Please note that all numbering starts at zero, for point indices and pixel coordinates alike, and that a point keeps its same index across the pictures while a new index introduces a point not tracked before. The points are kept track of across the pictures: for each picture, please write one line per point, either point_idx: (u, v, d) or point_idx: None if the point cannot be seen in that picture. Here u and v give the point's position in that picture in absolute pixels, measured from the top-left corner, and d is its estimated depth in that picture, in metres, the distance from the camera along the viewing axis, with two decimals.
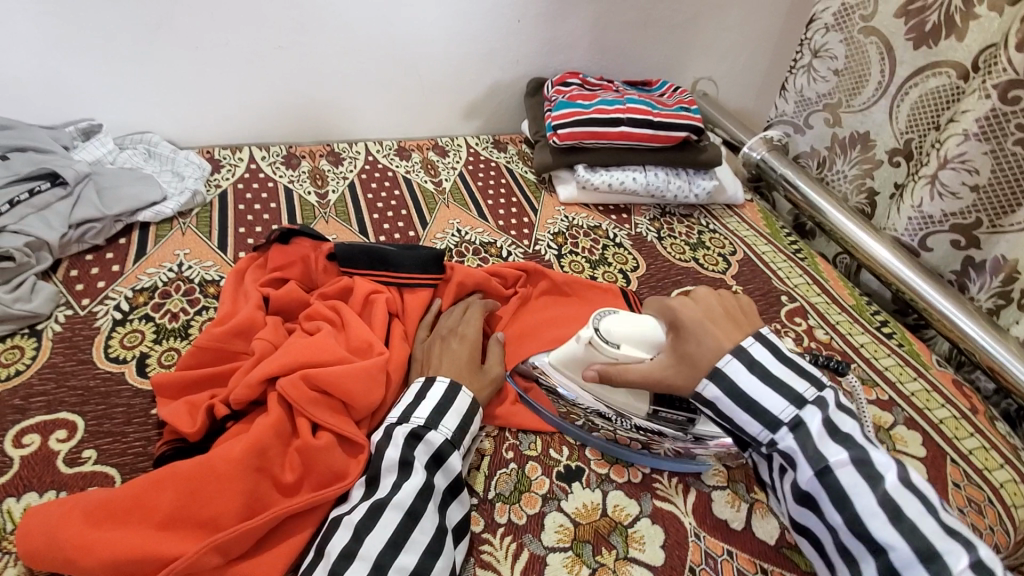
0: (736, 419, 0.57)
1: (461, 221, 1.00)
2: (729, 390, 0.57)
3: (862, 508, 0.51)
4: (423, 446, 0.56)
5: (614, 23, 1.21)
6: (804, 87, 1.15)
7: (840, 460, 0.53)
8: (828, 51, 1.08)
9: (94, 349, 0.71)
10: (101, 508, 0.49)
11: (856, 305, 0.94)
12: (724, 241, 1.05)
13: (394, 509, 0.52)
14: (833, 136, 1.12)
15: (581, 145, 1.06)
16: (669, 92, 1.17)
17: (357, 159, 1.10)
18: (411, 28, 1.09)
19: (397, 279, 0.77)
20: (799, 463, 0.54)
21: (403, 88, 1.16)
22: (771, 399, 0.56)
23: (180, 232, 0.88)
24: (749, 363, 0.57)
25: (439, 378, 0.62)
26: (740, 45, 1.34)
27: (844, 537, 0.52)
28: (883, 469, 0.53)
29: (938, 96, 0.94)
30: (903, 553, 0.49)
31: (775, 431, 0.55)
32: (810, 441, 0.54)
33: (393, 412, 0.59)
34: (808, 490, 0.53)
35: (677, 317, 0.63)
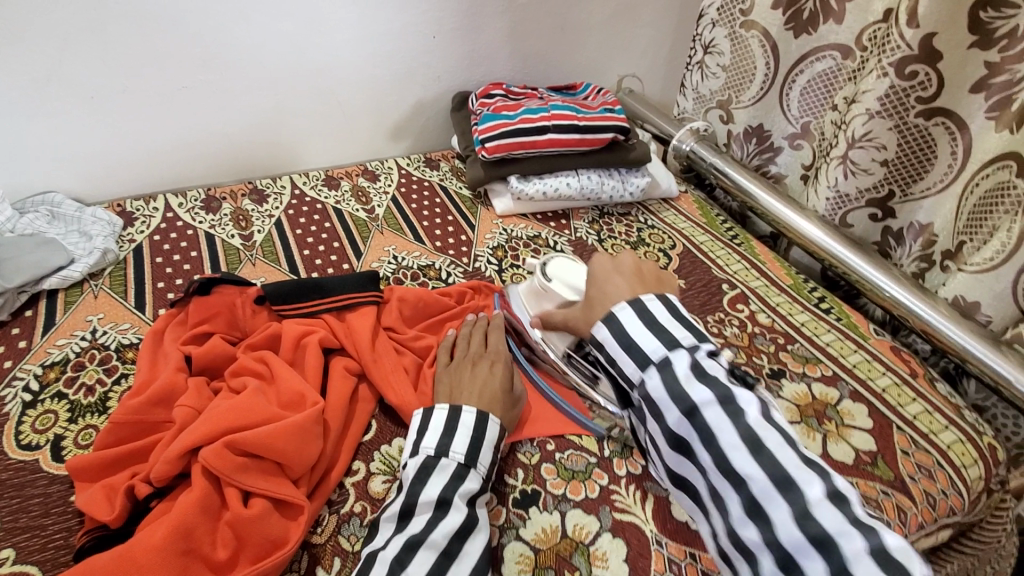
0: (617, 360, 0.61)
1: (397, 247, 0.97)
2: (614, 330, 0.61)
3: (726, 444, 0.51)
4: (463, 488, 0.56)
5: (530, 30, 1.20)
6: (699, 84, 1.23)
7: (705, 399, 0.54)
8: (717, 48, 1.15)
9: (3, 437, 0.65)
10: None
11: (793, 283, 0.97)
12: (663, 235, 1.06)
13: (432, 546, 0.51)
14: (728, 132, 1.21)
15: (511, 156, 1.04)
16: (593, 94, 1.17)
17: (282, 195, 1.06)
18: (326, 55, 1.06)
19: (336, 305, 0.75)
20: (667, 403, 0.56)
21: (325, 117, 1.13)
22: (648, 340, 0.59)
23: (93, 295, 0.83)
24: (639, 310, 0.61)
25: (467, 409, 0.61)
26: (657, 40, 1.36)
27: (712, 478, 0.52)
28: (749, 408, 0.53)
29: (827, 78, 1.00)
30: (762, 484, 0.49)
31: (645, 370, 0.58)
32: (676, 382, 0.56)
33: (427, 442, 0.59)
34: (682, 434, 0.55)
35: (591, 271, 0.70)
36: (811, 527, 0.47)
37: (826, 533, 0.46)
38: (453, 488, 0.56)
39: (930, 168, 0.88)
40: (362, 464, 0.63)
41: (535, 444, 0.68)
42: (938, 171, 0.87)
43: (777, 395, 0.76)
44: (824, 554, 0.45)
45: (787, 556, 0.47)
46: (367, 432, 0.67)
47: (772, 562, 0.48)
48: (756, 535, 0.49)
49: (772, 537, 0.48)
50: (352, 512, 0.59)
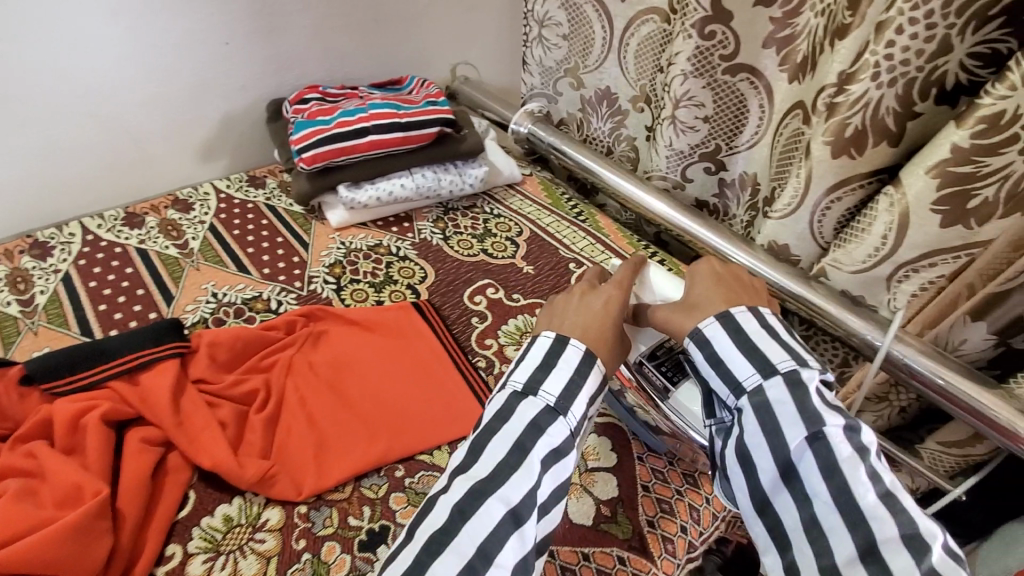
0: (730, 365, 0.54)
1: (217, 282, 0.87)
2: (736, 337, 0.54)
3: (849, 479, 0.46)
4: (546, 432, 0.51)
5: (340, 24, 1.11)
6: (543, 58, 1.17)
7: (835, 426, 0.49)
8: (552, 19, 1.11)
9: None
10: None
11: (635, 252, 1.00)
12: (509, 223, 1.04)
13: (499, 503, 0.47)
14: (580, 98, 1.16)
15: (333, 165, 0.97)
16: (416, 87, 1.11)
17: (71, 244, 0.91)
18: (94, 75, 0.91)
19: (125, 367, 0.65)
20: (792, 419, 0.49)
21: (114, 149, 0.99)
22: (773, 348, 0.53)
23: None
24: (764, 324, 0.55)
25: (574, 344, 0.56)
26: (489, 21, 1.31)
27: (817, 510, 0.48)
28: (869, 444, 0.49)
29: (652, 42, 0.99)
30: (887, 529, 0.45)
31: (768, 378, 0.51)
32: (806, 399, 0.50)
33: (517, 377, 0.55)
34: (794, 455, 0.49)
35: (696, 270, 0.63)
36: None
37: None
38: (530, 437, 0.51)
39: (744, 121, 0.94)
40: (177, 546, 0.56)
41: (381, 474, 0.64)
42: (751, 122, 0.93)
43: None
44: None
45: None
46: (184, 506, 0.59)
47: None
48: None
49: None
50: None
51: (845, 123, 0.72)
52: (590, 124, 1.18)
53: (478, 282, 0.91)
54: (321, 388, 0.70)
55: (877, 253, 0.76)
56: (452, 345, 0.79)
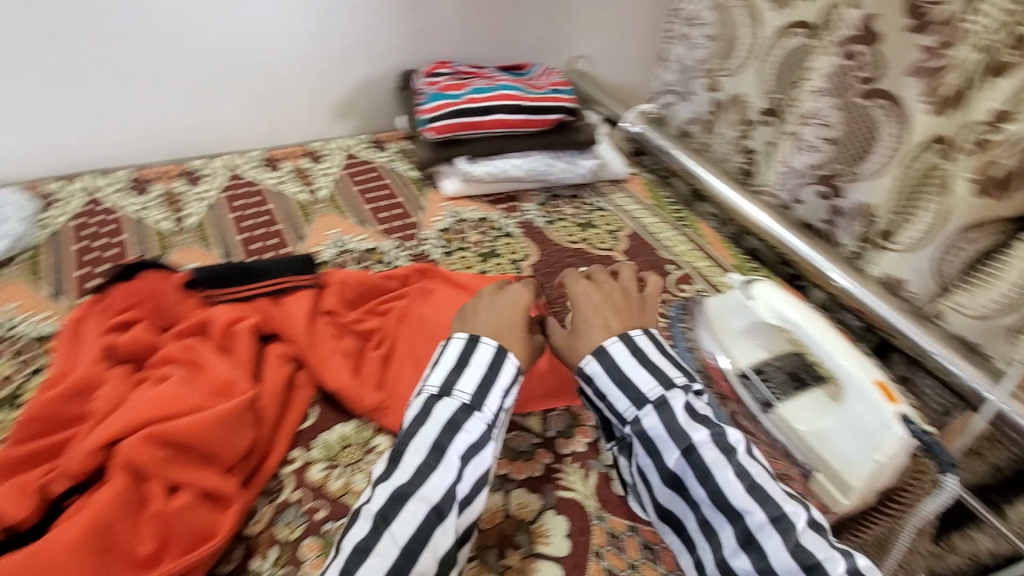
0: (609, 395, 0.59)
1: (340, 231, 0.94)
2: (609, 366, 0.60)
3: (721, 481, 0.52)
4: (462, 436, 0.54)
5: (480, 6, 1.17)
6: (683, 55, 1.20)
7: (703, 439, 0.54)
8: (699, 19, 1.15)
9: None
10: None
11: (736, 264, 1.00)
12: (612, 218, 1.06)
13: (418, 501, 0.50)
14: (712, 101, 1.17)
15: (457, 137, 1.02)
16: (541, 74, 1.16)
17: (218, 176, 1.01)
18: (268, 28, 1.01)
19: (271, 289, 0.73)
20: (664, 443, 0.55)
21: (268, 97, 1.08)
22: (642, 376, 0.59)
23: (7, 283, 0.77)
24: (633, 347, 0.61)
25: (485, 342, 0.60)
26: (613, 18, 1.35)
27: (705, 510, 0.53)
28: (735, 444, 0.55)
29: (796, 56, 0.99)
30: (756, 517, 0.51)
31: (641, 408, 0.57)
32: (674, 422, 0.56)
33: (432, 381, 0.58)
34: (676, 472, 0.55)
35: (574, 292, 0.68)
36: (805, 557, 0.48)
37: (818, 560, 0.48)
38: (448, 435, 0.54)
39: (872, 149, 0.89)
40: (300, 452, 0.61)
41: None
42: (881, 149, 0.88)
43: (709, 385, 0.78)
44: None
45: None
46: (305, 420, 0.64)
47: None
48: (748, 564, 0.50)
49: (764, 565, 0.49)
50: (289, 500, 0.57)
51: (993, 161, 0.74)
52: (715, 129, 1.19)
53: (578, 268, 0.93)
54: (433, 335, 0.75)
55: (1010, 296, 0.74)
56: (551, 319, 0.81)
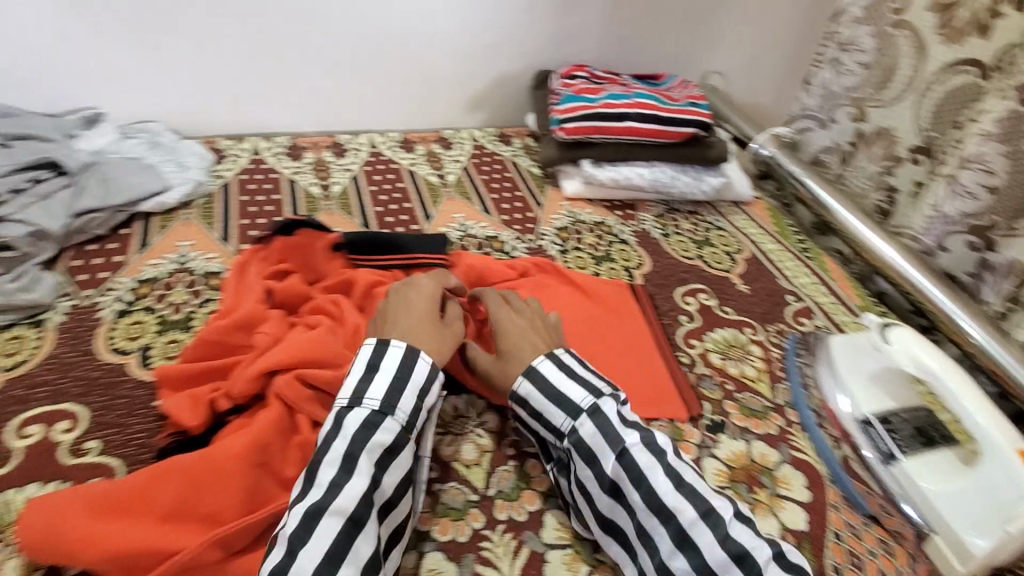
0: (545, 414, 0.62)
1: (465, 215, 0.99)
2: (541, 387, 0.63)
3: (655, 482, 0.54)
4: (376, 444, 0.53)
5: (623, 15, 1.20)
6: (829, 81, 1.16)
7: (633, 441, 0.57)
8: (855, 44, 1.09)
9: (97, 340, 0.70)
10: (103, 503, 0.50)
11: (861, 305, 0.95)
12: (731, 239, 1.04)
13: (333, 513, 0.48)
14: (856, 131, 1.11)
15: (586, 140, 1.04)
16: (678, 86, 1.15)
17: (360, 151, 1.10)
18: (426, 19, 1.08)
19: (407, 261, 0.79)
20: (601, 447, 0.58)
21: (413, 83, 1.15)
22: (573, 388, 0.62)
23: (184, 223, 0.88)
24: (558, 363, 0.64)
25: (394, 345, 0.60)
26: (755, 35, 1.32)
27: (641, 516, 0.54)
28: (664, 445, 0.58)
29: (961, 94, 0.92)
30: (688, 514, 0.53)
31: (577, 418, 0.60)
32: (607, 424, 0.59)
33: (342, 392, 0.57)
34: (613, 477, 0.56)
35: (496, 315, 0.71)
36: (732, 545, 0.51)
37: (745, 548, 0.51)
38: (361, 442, 0.53)
39: None
40: None
41: None
42: None
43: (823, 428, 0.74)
44: (741, 568, 0.50)
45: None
46: None
47: None
48: (686, 564, 0.51)
49: (701, 562, 0.51)
50: None
51: None
52: (852, 162, 1.12)
53: (692, 285, 0.92)
54: None
55: None
56: (659, 330, 0.83)
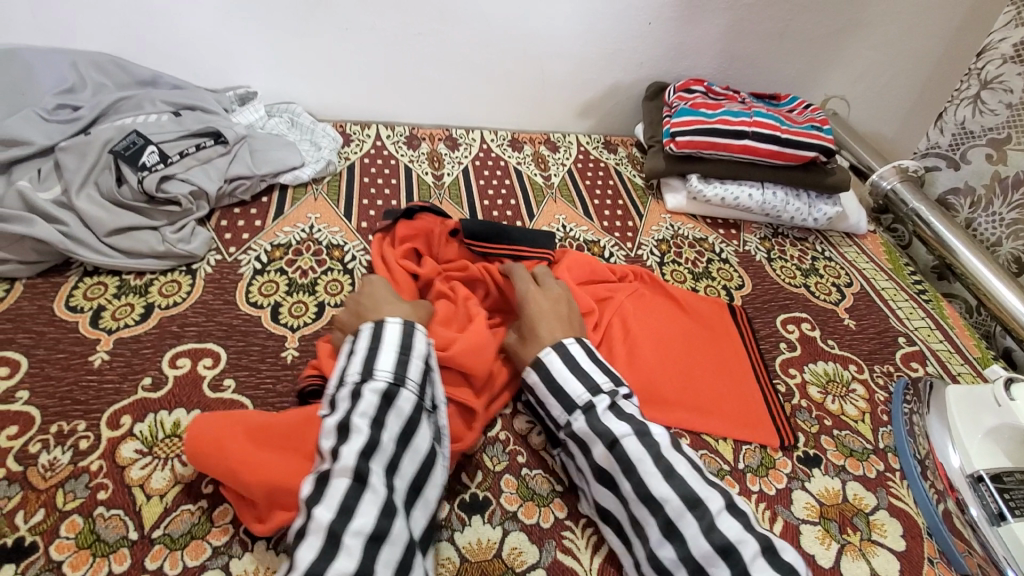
0: (546, 404, 0.64)
1: (567, 217, 1.02)
2: (544, 375, 0.64)
3: (644, 472, 0.55)
4: (371, 399, 0.54)
5: (748, 31, 1.18)
6: (966, 120, 1.07)
7: (624, 432, 0.58)
8: (1002, 83, 1.01)
9: (238, 292, 0.79)
10: (261, 431, 0.57)
11: (981, 358, 0.88)
12: (839, 270, 0.99)
13: (340, 475, 0.49)
14: (994, 174, 1.04)
15: (697, 155, 1.03)
16: (799, 108, 1.12)
17: (471, 146, 1.15)
18: (549, 26, 1.11)
19: (516, 252, 0.83)
20: (592, 439, 0.59)
21: (528, 86, 1.19)
22: (573, 384, 0.62)
23: (314, 197, 0.97)
24: (564, 355, 0.64)
25: (391, 321, 0.61)
26: (888, 60, 1.26)
27: (633, 507, 0.55)
28: (659, 440, 0.57)
29: None
30: (675, 506, 0.53)
31: (572, 413, 0.61)
32: (598, 419, 0.59)
33: (342, 373, 0.57)
34: (604, 466, 0.57)
35: (524, 295, 0.72)
36: (716, 537, 0.51)
37: (730, 542, 0.50)
38: (353, 406, 0.54)
39: None
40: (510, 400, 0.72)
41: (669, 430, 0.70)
42: None
43: (929, 481, 0.69)
44: (727, 561, 0.50)
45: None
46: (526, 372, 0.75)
47: None
48: (671, 553, 0.52)
49: (686, 552, 0.51)
50: (498, 437, 0.68)
51: None
52: (986, 206, 1.05)
53: (794, 313, 0.89)
54: (643, 328, 0.79)
55: None
56: (757, 354, 0.81)
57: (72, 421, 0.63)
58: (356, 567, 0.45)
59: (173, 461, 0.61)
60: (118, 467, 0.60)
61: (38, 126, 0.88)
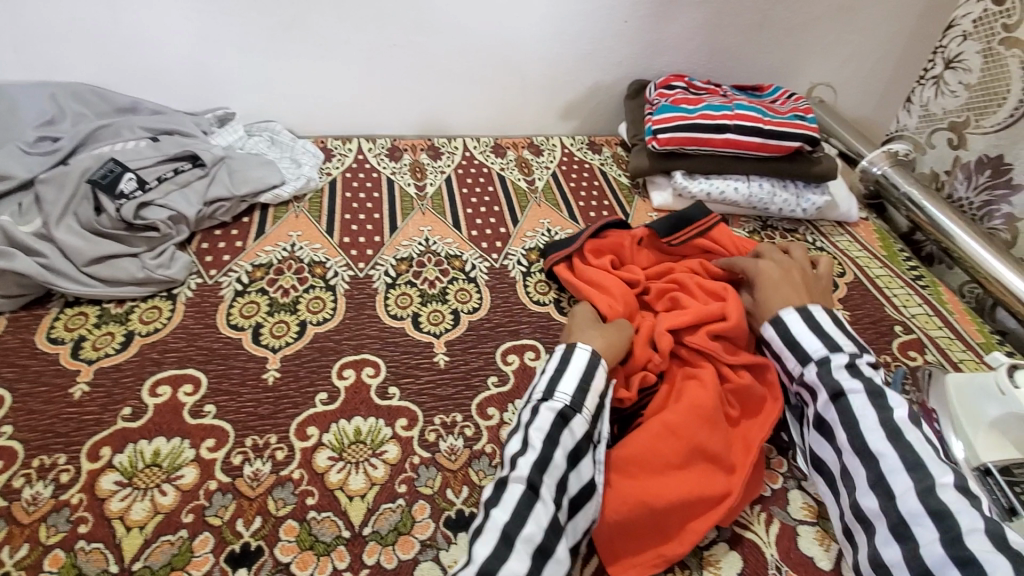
0: (782, 356, 0.71)
1: (551, 221, 1.01)
2: (782, 330, 0.71)
3: (865, 427, 0.60)
4: (547, 412, 0.60)
5: (727, 24, 1.16)
6: (930, 101, 1.14)
7: (854, 389, 0.62)
8: (962, 63, 1.05)
9: (218, 315, 0.78)
10: (625, 462, 0.61)
11: (985, 342, 0.86)
12: (831, 260, 0.97)
13: (516, 481, 0.54)
14: (955, 158, 1.09)
15: (681, 151, 1.02)
16: (782, 98, 1.10)
17: (454, 154, 1.15)
18: (526, 29, 1.10)
19: (701, 229, 0.89)
20: (821, 389, 0.65)
21: (509, 91, 1.19)
22: (811, 340, 0.68)
23: (294, 215, 0.96)
24: (805, 316, 0.70)
25: (580, 348, 0.67)
26: (870, 45, 1.25)
27: (845, 457, 0.61)
28: (897, 408, 0.61)
29: None
30: (890, 462, 0.57)
31: (805, 365, 0.67)
32: (829, 373, 0.65)
33: (536, 389, 0.64)
34: (825, 415, 0.64)
35: (749, 272, 0.78)
36: (931, 500, 0.54)
37: (945, 508, 0.53)
38: (533, 418, 0.60)
39: None
40: (495, 411, 0.70)
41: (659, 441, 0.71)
42: None
43: None
44: (938, 522, 0.52)
45: (902, 523, 0.54)
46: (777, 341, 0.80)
47: (886, 527, 0.55)
48: (874, 502, 0.57)
49: (889, 505, 0.55)
50: (483, 450, 0.66)
51: None
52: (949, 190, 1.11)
53: None
54: None
55: None
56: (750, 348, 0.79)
57: (51, 455, 0.62)
58: (525, 570, 0.49)
59: (153, 491, 0.60)
60: (98, 500, 0.59)
61: (18, 159, 0.88)
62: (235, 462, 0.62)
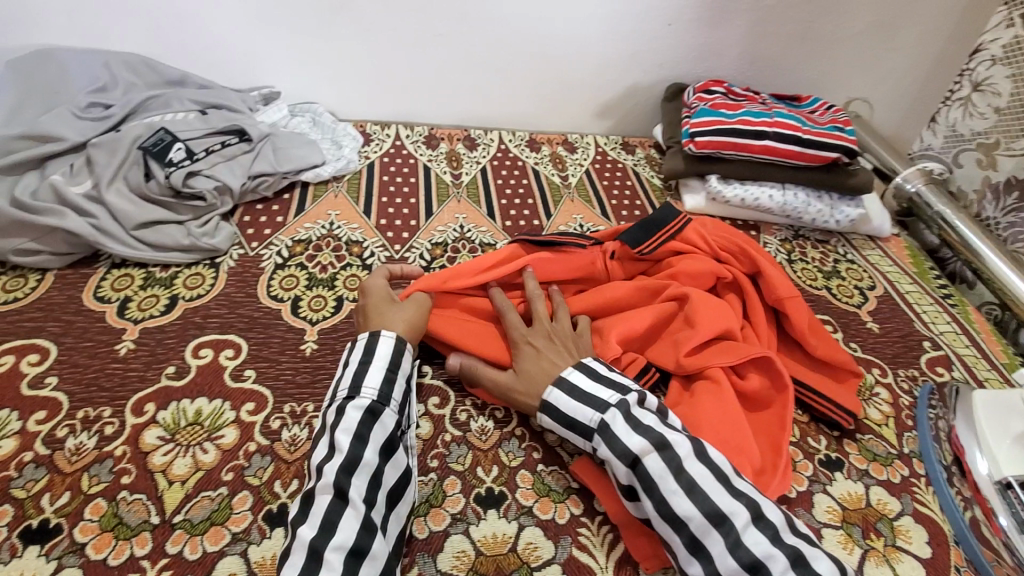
0: (569, 436, 0.62)
1: (584, 217, 1.02)
2: (556, 419, 0.61)
3: (665, 490, 0.53)
4: (354, 412, 0.57)
5: (770, 34, 1.17)
6: (957, 122, 1.15)
7: (643, 449, 0.55)
8: (991, 86, 1.07)
9: (259, 286, 0.80)
10: None
11: (1009, 363, 0.86)
12: (861, 273, 0.98)
13: (323, 492, 0.52)
14: (985, 178, 1.08)
15: (717, 155, 1.03)
16: (821, 109, 1.11)
17: (489, 146, 1.16)
18: (569, 26, 1.11)
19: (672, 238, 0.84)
20: (613, 461, 0.56)
21: (547, 87, 1.20)
22: (581, 409, 0.60)
23: (334, 194, 0.98)
24: (566, 385, 0.62)
25: (384, 334, 0.65)
26: (912, 61, 1.25)
27: (659, 526, 0.54)
28: (681, 451, 0.55)
29: None
30: (698, 522, 0.52)
31: (590, 440, 0.59)
32: (615, 438, 0.57)
33: (340, 387, 0.60)
34: (628, 485, 0.56)
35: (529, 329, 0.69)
36: (743, 555, 0.50)
37: (756, 558, 0.50)
38: (338, 418, 0.57)
39: None
40: None
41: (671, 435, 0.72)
42: None
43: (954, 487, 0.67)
44: None
45: None
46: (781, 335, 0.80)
47: None
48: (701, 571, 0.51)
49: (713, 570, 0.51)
50: (512, 433, 0.67)
51: None
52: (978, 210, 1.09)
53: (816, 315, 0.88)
54: None
55: None
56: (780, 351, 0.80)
57: (98, 407, 0.64)
58: None
59: (194, 449, 0.62)
60: (142, 452, 0.61)
61: (70, 123, 0.90)
62: (273, 427, 0.64)
